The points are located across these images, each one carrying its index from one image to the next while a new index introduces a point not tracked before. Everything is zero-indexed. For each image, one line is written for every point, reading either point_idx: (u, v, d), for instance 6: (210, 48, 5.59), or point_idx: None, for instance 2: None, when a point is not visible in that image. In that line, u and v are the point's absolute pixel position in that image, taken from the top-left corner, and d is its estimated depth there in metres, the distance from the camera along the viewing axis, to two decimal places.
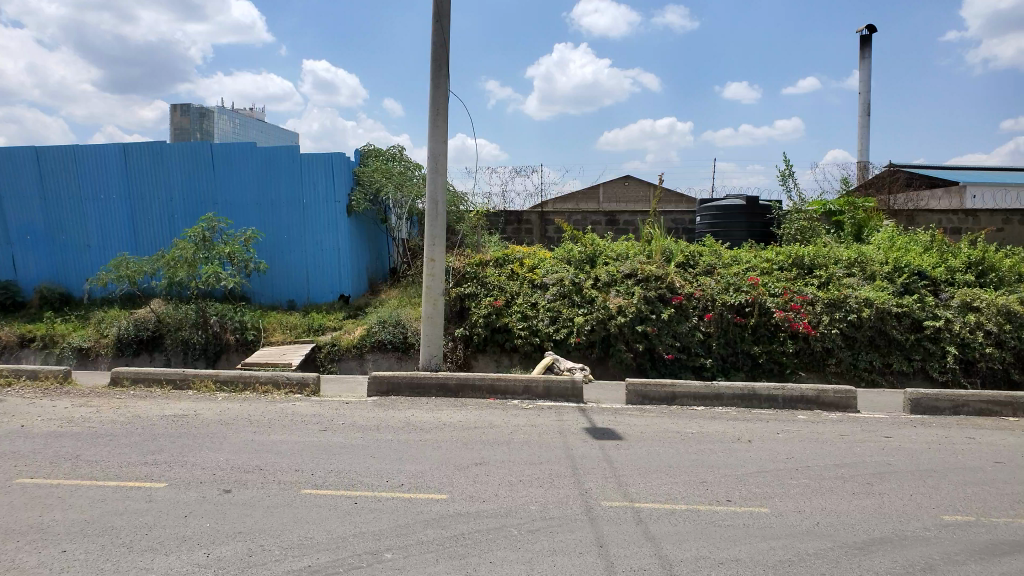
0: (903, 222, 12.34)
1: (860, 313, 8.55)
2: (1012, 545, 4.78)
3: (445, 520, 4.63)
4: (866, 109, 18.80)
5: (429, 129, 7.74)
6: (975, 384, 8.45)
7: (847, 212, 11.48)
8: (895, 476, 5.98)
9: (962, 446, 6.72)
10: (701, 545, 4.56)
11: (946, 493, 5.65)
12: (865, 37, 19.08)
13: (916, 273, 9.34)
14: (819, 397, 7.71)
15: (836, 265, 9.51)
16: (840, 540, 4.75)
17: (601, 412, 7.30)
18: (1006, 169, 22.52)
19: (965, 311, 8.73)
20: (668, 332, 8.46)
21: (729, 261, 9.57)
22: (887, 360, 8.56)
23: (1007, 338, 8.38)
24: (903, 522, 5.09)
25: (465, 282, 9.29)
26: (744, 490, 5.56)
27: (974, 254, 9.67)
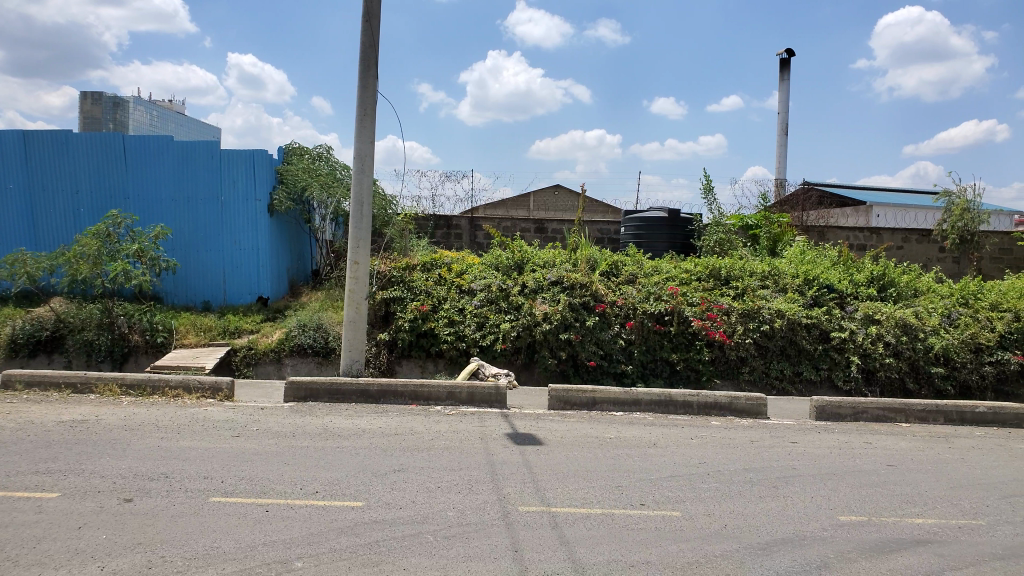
0: (814, 238, 12.93)
1: (773, 323, 8.89)
2: (899, 544, 5.08)
3: (360, 527, 4.58)
4: (784, 128, 19.62)
5: (356, 129, 7.67)
6: (875, 392, 8.95)
7: (763, 226, 11.92)
8: (799, 479, 6.26)
9: (860, 450, 7.08)
10: (612, 548, 4.66)
11: (844, 495, 5.96)
12: (784, 59, 19.90)
13: (825, 286, 9.77)
14: (731, 404, 7.98)
15: (751, 278, 9.86)
16: (744, 541, 4.94)
17: (524, 418, 7.37)
18: (912, 190, 23.87)
19: (869, 323, 9.20)
20: (591, 339, 8.60)
21: (650, 271, 9.78)
22: (797, 369, 8.94)
23: (903, 349, 8.94)
24: (804, 523, 5.33)
25: (391, 286, 9.18)
26: (657, 494, 5.71)
27: (877, 269, 10.22)
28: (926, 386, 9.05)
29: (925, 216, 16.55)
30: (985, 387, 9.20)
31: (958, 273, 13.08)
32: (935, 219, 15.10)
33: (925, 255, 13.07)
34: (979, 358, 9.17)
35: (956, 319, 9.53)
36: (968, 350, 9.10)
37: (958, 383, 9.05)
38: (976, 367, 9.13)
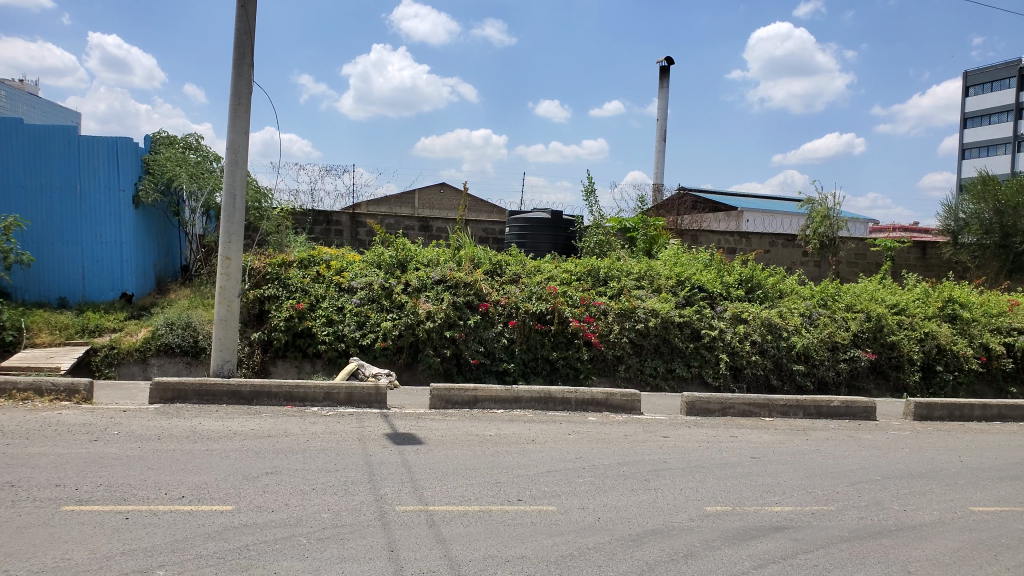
0: (688, 241, 13.52)
1: (648, 322, 9.27)
2: (759, 531, 5.42)
3: (229, 532, 4.42)
4: (662, 135, 20.42)
5: (229, 119, 7.38)
6: (742, 388, 9.50)
7: (640, 229, 12.38)
8: (668, 472, 6.55)
9: (725, 443, 7.49)
10: (489, 544, 4.72)
11: (710, 485, 6.28)
12: (664, 68, 20.68)
13: (697, 286, 10.26)
14: (607, 400, 8.25)
15: (628, 278, 10.21)
16: (616, 533, 5.12)
17: (404, 417, 7.32)
18: (777, 198, 25.44)
19: (737, 322, 9.76)
20: (475, 338, 8.66)
21: (533, 271, 9.93)
22: (670, 366, 9.35)
23: (768, 347, 9.56)
24: (673, 514, 5.58)
25: (266, 283, 8.88)
26: (534, 489, 5.82)
27: (745, 271, 10.81)
28: (788, 382, 9.69)
29: (789, 222, 17.64)
30: (839, 382, 9.97)
31: (819, 276, 14.05)
32: (798, 225, 16.15)
33: (789, 259, 13.95)
34: (835, 355, 9.92)
35: (816, 319, 10.25)
36: (825, 348, 9.83)
37: (816, 379, 9.75)
38: (832, 365, 9.86)
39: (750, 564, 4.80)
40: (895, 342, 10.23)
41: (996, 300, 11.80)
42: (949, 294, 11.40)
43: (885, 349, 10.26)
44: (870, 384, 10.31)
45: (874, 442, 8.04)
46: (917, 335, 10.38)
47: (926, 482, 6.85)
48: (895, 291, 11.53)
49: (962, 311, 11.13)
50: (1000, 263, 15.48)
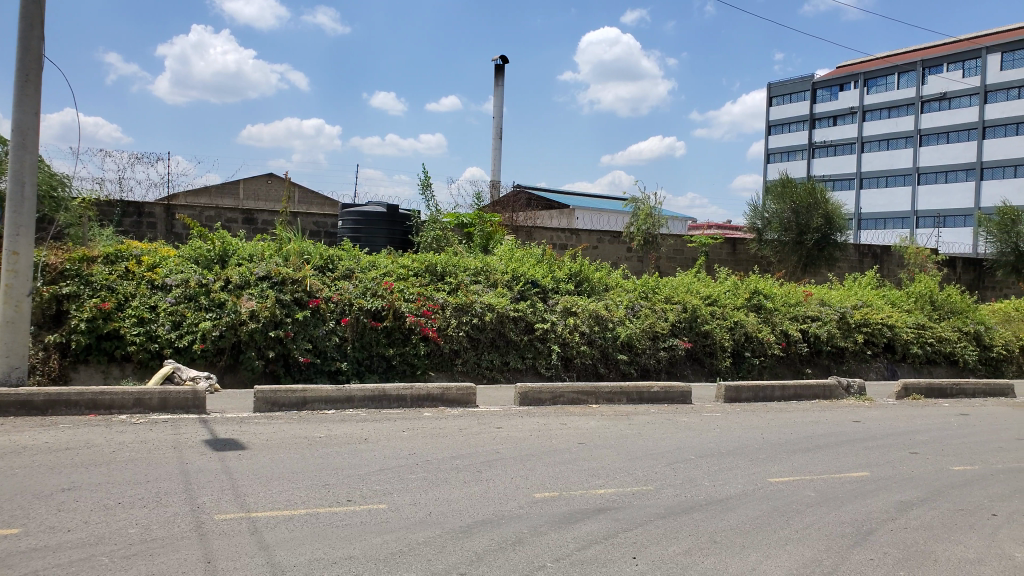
0: (522, 237, 13.80)
1: (483, 316, 9.39)
2: (583, 513, 5.66)
3: (14, 559, 3.97)
4: (498, 132, 20.78)
5: (14, 96, 6.62)
6: (573, 377, 9.89)
7: (476, 224, 12.49)
8: (500, 462, 6.67)
9: (555, 431, 7.75)
10: (315, 547, 4.57)
11: (539, 473, 6.47)
12: (499, 66, 21.04)
13: (530, 281, 10.53)
14: (442, 395, 8.27)
15: (464, 274, 10.25)
16: (446, 526, 5.14)
17: (225, 422, 6.93)
18: (606, 197, 26.69)
19: (567, 315, 10.14)
20: (303, 337, 8.35)
21: (366, 266, 9.72)
22: (505, 359, 9.54)
23: (595, 338, 10.03)
24: (503, 503, 5.70)
25: (64, 280, 8.05)
26: (365, 488, 5.72)
27: (575, 267, 11.23)
28: (614, 370, 10.21)
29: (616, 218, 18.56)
30: (660, 369, 10.64)
31: (641, 270, 14.91)
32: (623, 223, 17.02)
33: (615, 255, 14.65)
34: (656, 344, 10.58)
35: (638, 310, 10.86)
36: (647, 338, 10.45)
37: (639, 366, 10.35)
38: (654, 353, 10.51)
39: (574, 546, 5.00)
40: (707, 331, 11.08)
41: (793, 291, 13.08)
42: (755, 286, 12.47)
43: (700, 337, 11.09)
44: (687, 370, 11.10)
45: (689, 424, 8.64)
46: (728, 324, 11.30)
47: (732, 459, 7.46)
48: (709, 284, 12.43)
49: (766, 301, 12.24)
50: (797, 258, 17.21)
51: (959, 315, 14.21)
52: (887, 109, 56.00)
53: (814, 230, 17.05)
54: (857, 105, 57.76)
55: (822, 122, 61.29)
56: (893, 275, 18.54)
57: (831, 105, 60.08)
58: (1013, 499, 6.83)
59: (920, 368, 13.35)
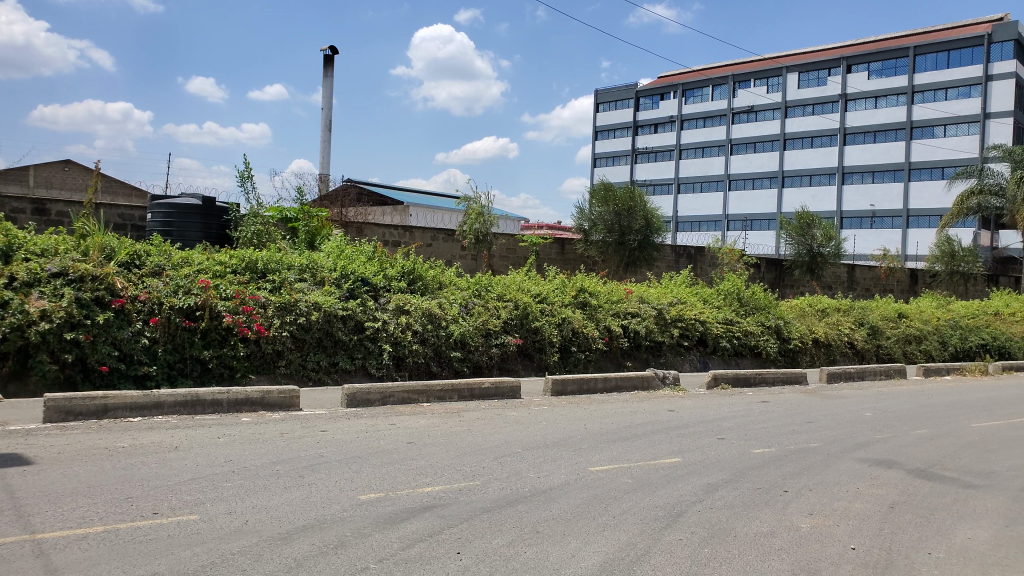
0: (353, 234, 13.33)
1: (309, 316, 9.09)
2: (409, 512, 5.64)
3: None
4: (327, 124, 20.19)
5: None
6: (404, 376, 9.82)
7: (301, 219, 12.05)
8: (324, 466, 6.48)
9: (383, 432, 7.65)
10: (113, 566, 4.21)
11: (364, 474, 6.36)
12: (328, 56, 20.43)
13: (359, 280, 10.32)
14: (263, 398, 7.92)
15: (288, 270, 9.85)
16: (264, 534, 4.92)
17: (7, 436, 6.21)
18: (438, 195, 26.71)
19: (399, 313, 10.06)
20: (105, 339, 7.66)
21: (179, 262, 9.08)
22: (333, 360, 9.32)
23: (428, 336, 10.01)
24: (325, 507, 5.54)
25: None
26: (173, 500, 5.34)
27: (407, 264, 11.14)
28: (447, 367, 10.26)
29: (448, 216, 18.65)
30: (492, 365, 10.83)
31: (475, 268, 15.10)
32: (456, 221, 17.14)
33: (449, 253, 14.66)
34: (488, 340, 10.74)
35: (471, 308, 10.98)
36: (479, 335, 10.59)
37: (471, 363, 10.46)
38: (485, 349, 10.67)
39: (399, 546, 4.96)
40: (537, 327, 11.42)
41: (617, 289, 13.78)
42: (581, 284, 13.01)
43: (530, 334, 11.40)
44: (518, 366, 11.40)
45: (517, 418, 8.86)
46: (557, 320, 11.69)
47: (556, 450, 7.73)
48: (538, 282, 12.77)
49: (590, 299, 12.78)
50: (620, 257, 18.15)
51: (763, 310, 15.60)
52: (702, 120, 60.46)
53: (636, 232, 18.10)
54: (677, 115, 61.91)
55: (645, 129, 64.99)
56: (706, 274, 20.07)
57: (653, 114, 63.87)
58: (801, 475, 7.62)
59: (728, 359, 14.55)
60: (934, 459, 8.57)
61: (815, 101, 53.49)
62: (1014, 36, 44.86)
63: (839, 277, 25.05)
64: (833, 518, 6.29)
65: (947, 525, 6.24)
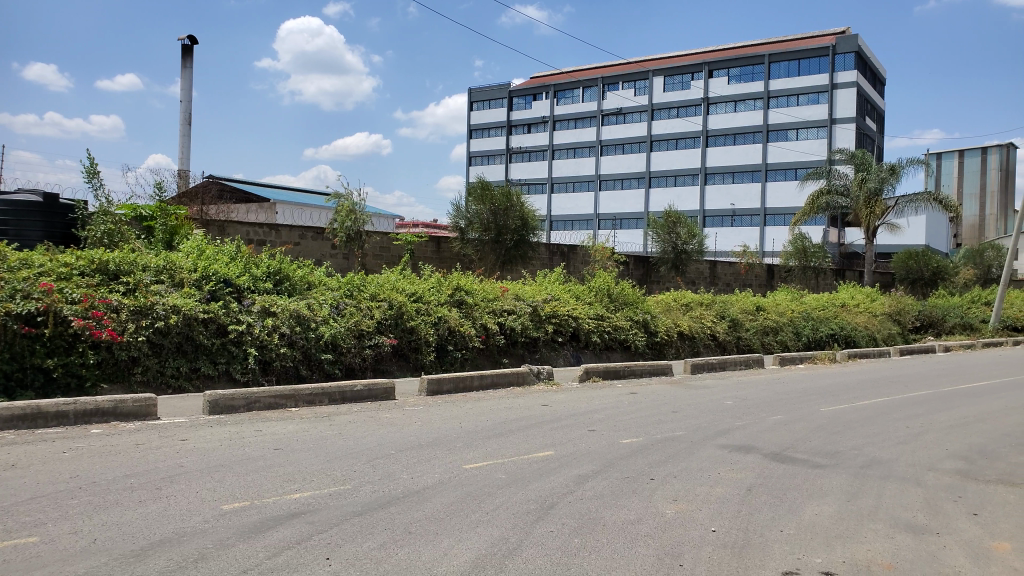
0: (215, 232, 12.76)
1: (167, 319, 8.62)
2: (276, 520, 5.47)
3: None
4: (186, 118, 19.19)
5: None
6: (272, 380, 9.49)
7: (158, 218, 11.41)
8: (183, 476, 6.17)
9: (249, 439, 7.38)
10: None
11: (228, 483, 6.11)
12: (187, 46, 19.44)
13: (222, 281, 9.88)
14: (114, 409, 7.45)
15: (143, 272, 9.30)
16: (115, 552, 4.63)
17: None
18: (305, 193, 26.00)
19: (265, 316, 9.71)
20: None
21: (16, 264, 8.36)
22: (194, 366, 8.89)
23: (296, 339, 9.73)
24: (185, 519, 5.28)
25: None
26: (10, 522, 4.92)
27: (274, 264, 10.78)
28: (317, 371, 10.01)
29: (318, 215, 18.28)
30: (365, 367, 10.68)
31: (347, 267, 14.83)
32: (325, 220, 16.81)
33: (318, 252, 14.34)
34: (361, 342, 10.58)
35: (343, 308, 10.78)
36: (351, 336, 10.40)
37: (343, 365, 10.26)
38: (359, 351, 10.50)
39: (265, 555, 4.81)
40: (413, 327, 11.36)
41: (492, 287, 13.91)
42: (457, 282, 13.04)
43: (405, 334, 11.31)
44: (392, 366, 11.30)
45: (391, 419, 8.78)
46: (432, 320, 11.67)
47: (430, 450, 7.74)
48: (414, 281, 12.69)
49: (466, 297, 12.83)
50: (495, 256, 18.36)
51: (631, 305, 16.21)
52: (574, 121, 62.17)
53: (512, 231, 18.35)
54: (551, 116, 63.25)
55: (520, 129, 65.92)
56: (579, 271, 20.67)
57: (527, 113, 64.82)
58: (667, 463, 8.00)
59: (600, 353, 15.05)
60: (787, 442, 9.23)
61: (680, 104, 56.19)
62: (855, 49, 48.88)
63: (702, 273, 26.46)
64: (695, 502, 6.65)
65: (797, 503, 6.74)
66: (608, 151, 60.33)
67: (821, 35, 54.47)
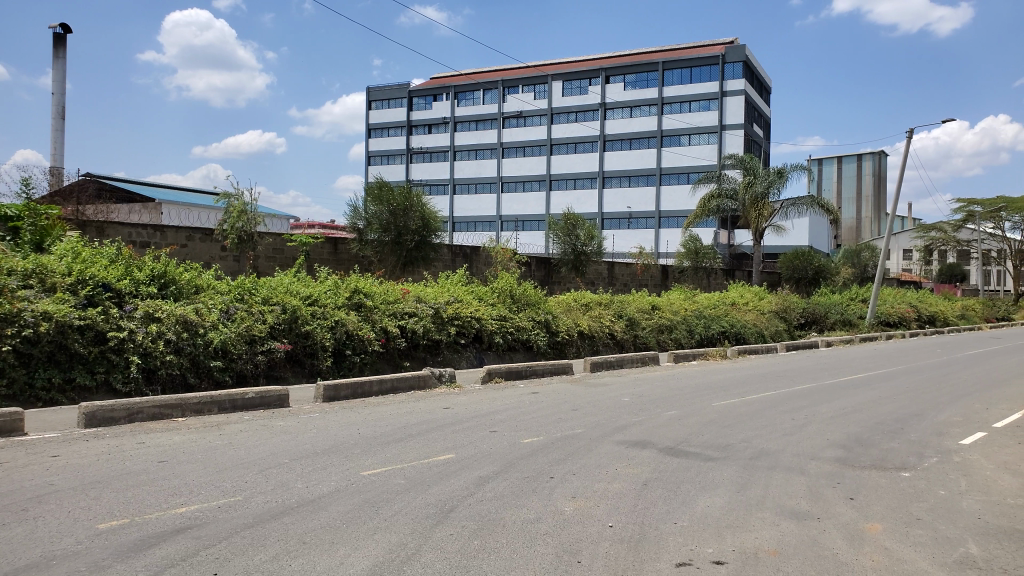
0: (92, 233, 12.02)
1: (37, 327, 8.05)
2: (159, 536, 5.21)
3: None
4: (59, 111, 17.97)
5: None
6: (156, 390, 9.03)
7: (26, 218, 10.66)
8: (54, 495, 5.77)
9: (130, 452, 6.99)
10: None
11: (106, 500, 5.77)
12: (58, 35, 18.20)
13: (100, 284, 9.32)
14: None
15: (8, 276, 8.66)
16: None
17: None
18: (191, 193, 24.85)
19: (148, 321, 9.23)
20: None
21: None
22: (68, 377, 8.36)
23: (183, 345, 9.30)
24: (54, 542, 4.94)
25: None
26: None
27: (158, 267, 10.26)
28: (206, 379, 9.60)
29: (206, 215, 17.55)
30: (258, 374, 10.33)
31: (238, 270, 14.31)
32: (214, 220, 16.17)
33: (207, 254, 13.78)
34: (253, 348, 10.22)
35: (233, 313, 10.38)
36: (243, 342, 10.04)
37: (234, 372, 9.89)
38: (250, 357, 10.14)
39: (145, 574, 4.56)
40: (308, 331, 11.08)
41: (392, 288, 13.74)
42: (355, 284, 12.80)
43: (300, 338, 11.02)
44: (286, 373, 10.98)
45: (286, 427, 8.51)
46: (329, 323, 11.41)
47: (327, 457, 7.56)
48: (309, 284, 12.37)
49: (365, 300, 12.62)
50: (396, 257, 18.15)
51: (533, 306, 16.38)
52: (474, 122, 62.27)
53: (412, 232, 18.17)
54: (452, 117, 63.09)
55: (420, 129, 65.38)
56: (481, 272, 20.72)
57: (428, 114, 64.36)
58: (566, 461, 8.13)
59: (502, 354, 15.12)
60: (682, 437, 9.56)
61: (580, 108, 57.32)
62: (742, 58, 51.24)
63: (601, 273, 27.05)
64: (594, 499, 6.78)
65: (690, 495, 6.99)
66: (509, 152, 60.71)
67: (712, 44, 56.76)
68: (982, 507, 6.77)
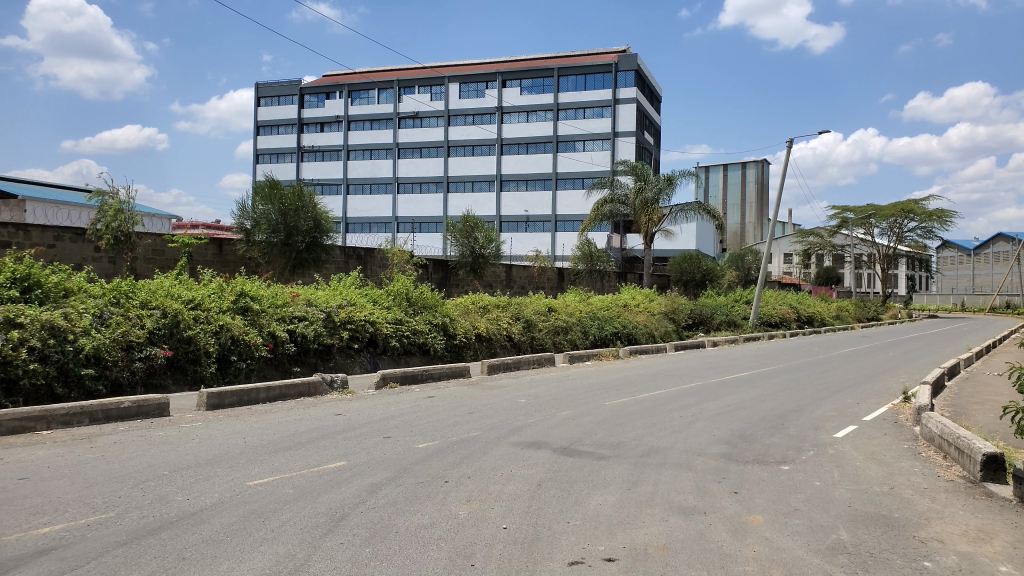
0: None
1: None
2: (18, 560, 4.83)
3: None
4: None
5: None
6: (18, 402, 8.39)
7: None
8: None
9: None
10: None
11: None
12: None
13: None
14: None
15: None
16: None
17: None
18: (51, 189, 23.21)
19: (9, 327, 8.56)
20: None
21: None
22: None
23: (50, 353, 8.69)
24: None
25: None
26: None
27: (20, 268, 9.55)
28: (76, 389, 9.01)
29: (74, 215, 16.51)
30: (135, 382, 9.80)
31: (113, 272, 13.52)
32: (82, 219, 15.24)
33: (78, 255, 12.98)
34: (129, 355, 9.69)
35: (107, 318, 9.81)
36: (118, 349, 9.50)
37: (108, 381, 9.33)
38: (126, 365, 9.62)
39: None
40: (191, 336, 10.59)
41: (281, 292, 13.33)
42: (241, 287, 12.31)
43: (182, 344, 10.53)
44: (166, 380, 10.48)
45: (164, 438, 8.10)
46: (212, 328, 10.97)
47: (210, 467, 7.25)
48: (192, 286, 11.82)
49: (252, 304, 12.18)
50: (285, 259, 17.64)
51: (430, 309, 16.28)
52: (368, 121, 61.32)
53: (303, 233, 17.72)
54: (345, 116, 61.81)
55: (312, 128, 63.72)
56: (376, 275, 20.41)
57: (321, 112, 62.86)
58: (461, 465, 8.12)
59: (397, 358, 14.96)
60: (575, 437, 9.74)
61: (477, 111, 57.53)
62: (635, 67, 53.03)
63: (497, 276, 27.25)
64: (488, 501, 6.80)
65: (582, 494, 7.13)
66: (405, 153, 60.04)
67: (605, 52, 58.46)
68: (851, 495, 7.25)
